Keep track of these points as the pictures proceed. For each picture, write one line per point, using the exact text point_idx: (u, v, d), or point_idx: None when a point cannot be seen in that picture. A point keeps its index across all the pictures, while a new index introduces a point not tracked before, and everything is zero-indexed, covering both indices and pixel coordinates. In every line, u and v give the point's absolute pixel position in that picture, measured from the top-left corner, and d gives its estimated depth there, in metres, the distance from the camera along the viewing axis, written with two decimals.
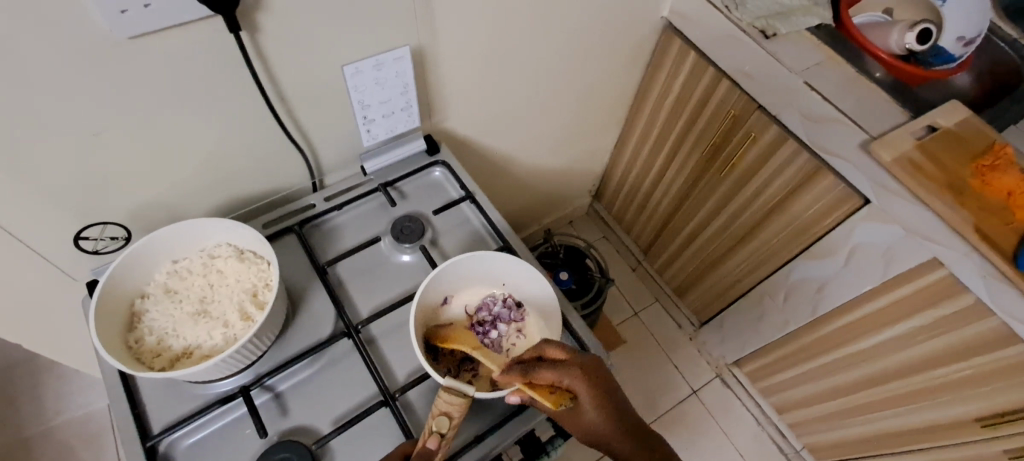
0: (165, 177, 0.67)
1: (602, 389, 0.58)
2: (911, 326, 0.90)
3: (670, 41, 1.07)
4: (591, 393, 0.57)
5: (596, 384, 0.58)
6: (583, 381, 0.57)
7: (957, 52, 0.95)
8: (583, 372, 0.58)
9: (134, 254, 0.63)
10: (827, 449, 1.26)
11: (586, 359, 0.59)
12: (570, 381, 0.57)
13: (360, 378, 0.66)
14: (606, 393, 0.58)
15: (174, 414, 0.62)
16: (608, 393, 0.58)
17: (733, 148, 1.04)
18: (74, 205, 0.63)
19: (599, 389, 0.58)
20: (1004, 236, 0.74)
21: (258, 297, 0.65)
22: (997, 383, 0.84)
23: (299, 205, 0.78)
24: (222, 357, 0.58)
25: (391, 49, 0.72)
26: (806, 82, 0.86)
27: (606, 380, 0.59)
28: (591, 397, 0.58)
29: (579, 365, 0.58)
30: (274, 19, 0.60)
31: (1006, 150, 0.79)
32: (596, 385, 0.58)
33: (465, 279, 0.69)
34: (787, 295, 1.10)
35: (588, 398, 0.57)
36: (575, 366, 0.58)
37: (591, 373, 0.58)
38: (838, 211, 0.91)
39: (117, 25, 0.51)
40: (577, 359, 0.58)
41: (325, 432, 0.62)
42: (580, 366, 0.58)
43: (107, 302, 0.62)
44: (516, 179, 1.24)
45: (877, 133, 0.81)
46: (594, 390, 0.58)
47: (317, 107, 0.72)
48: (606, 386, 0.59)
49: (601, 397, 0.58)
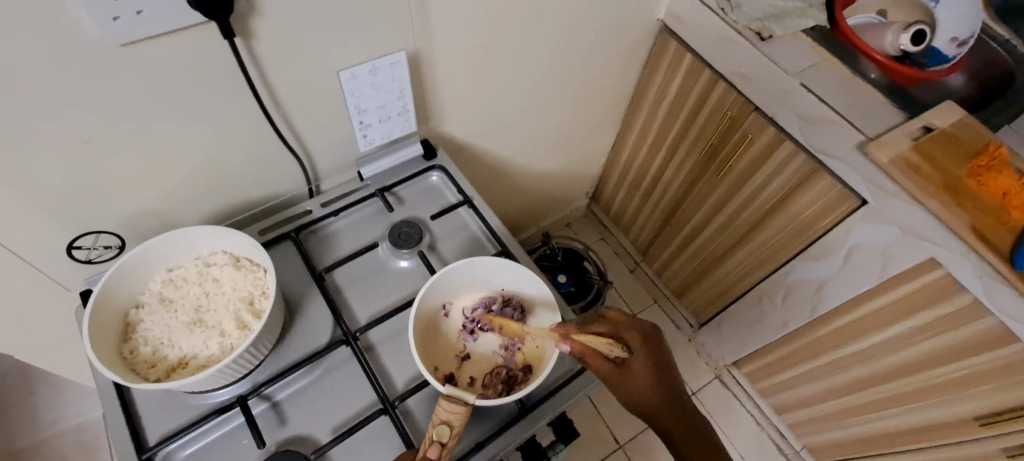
0: (159, 184, 0.66)
1: (652, 353, 0.62)
2: (909, 326, 0.91)
3: (666, 43, 1.07)
4: (641, 354, 0.61)
5: (647, 347, 0.62)
6: (637, 341, 0.61)
7: (951, 53, 0.95)
8: (636, 333, 0.62)
9: (128, 263, 0.62)
10: (826, 449, 1.26)
11: (638, 324, 0.63)
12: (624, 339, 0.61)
13: (358, 386, 0.65)
14: (656, 357, 0.62)
15: (170, 426, 0.61)
16: (657, 359, 0.62)
17: (730, 150, 1.04)
18: (67, 214, 0.62)
19: (647, 351, 0.62)
20: (1001, 237, 0.74)
21: (255, 305, 0.65)
22: (995, 382, 0.85)
23: (295, 212, 0.78)
24: (218, 367, 0.57)
25: (387, 54, 0.71)
26: (802, 84, 0.86)
27: (656, 346, 0.63)
28: (641, 357, 0.61)
29: (632, 326, 0.62)
30: (269, 25, 0.59)
31: (1001, 150, 0.79)
32: (647, 347, 0.62)
33: (464, 286, 0.69)
34: (785, 297, 1.10)
35: (640, 358, 0.61)
36: (628, 327, 0.62)
37: (644, 336, 0.62)
38: (835, 212, 0.91)
39: (108, 32, 0.50)
40: (632, 322, 0.63)
41: (323, 441, 0.61)
42: (633, 327, 0.62)
43: (101, 312, 0.61)
44: (513, 182, 1.23)
45: (873, 134, 0.82)
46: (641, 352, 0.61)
47: (312, 112, 0.71)
48: (655, 352, 0.62)
49: (652, 360, 0.61)
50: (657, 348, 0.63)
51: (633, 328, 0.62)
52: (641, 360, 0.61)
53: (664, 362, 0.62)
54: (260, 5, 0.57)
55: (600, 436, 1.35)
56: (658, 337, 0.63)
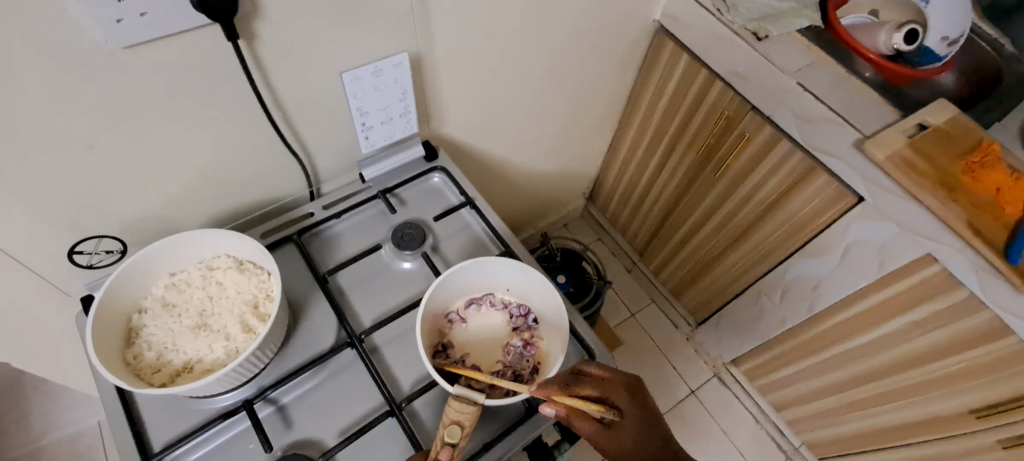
0: (161, 188, 0.65)
1: (639, 410, 0.60)
2: (906, 321, 0.92)
3: (662, 44, 1.07)
4: (629, 413, 0.59)
5: (635, 405, 0.60)
6: (625, 402, 0.59)
7: (942, 51, 0.97)
8: (622, 391, 0.60)
9: (131, 267, 0.62)
10: (825, 445, 1.27)
11: (624, 379, 0.61)
12: (612, 400, 0.59)
13: (364, 388, 0.65)
14: (645, 414, 0.60)
15: (176, 431, 0.60)
16: (645, 417, 0.60)
17: (727, 149, 1.05)
18: (67, 219, 0.61)
19: (634, 410, 0.60)
20: (995, 231, 0.76)
21: (259, 309, 0.64)
22: (991, 375, 0.86)
23: (296, 214, 0.77)
24: (225, 371, 0.56)
25: (389, 56, 0.71)
26: (799, 83, 0.87)
27: (643, 403, 0.61)
28: (628, 417, 0.59)
29: (617, 383, 0.60)
30: (272, 28, 0.59)
31: (994, 146, 0.81)
32: (635, 405, 0.60)
33: (463, 290, 0.69)
34: (783, 294, 1.11)
35: (628, 418, 0.59)
36: (612, 384, 0.60)
37: (630, 393, 0.60)
38: (832, 210, 0.92)
39: (112, 33, 0.50)
40: (617, 379, 0.60)
41: (330, 444, 0.61)
42: (618, 385, 0.60)
43: (104, 317, 0.60)
44: (511, 183, 1.23)
45: (869, 132, 0.83)
46: (629, 411, 0.59)
47: (314, 114, 0.71)
48: (642, 409, 0.60)
49: (642, 421, 0.60)
50: (644, 404, 0.61)
51: (618, 384, 0.60)
52: (629, 420, 0.59)
53: (652, 419, 0.60)
54: (264, 7, 0.57)
55: None
56: (644, 393, 0.61)
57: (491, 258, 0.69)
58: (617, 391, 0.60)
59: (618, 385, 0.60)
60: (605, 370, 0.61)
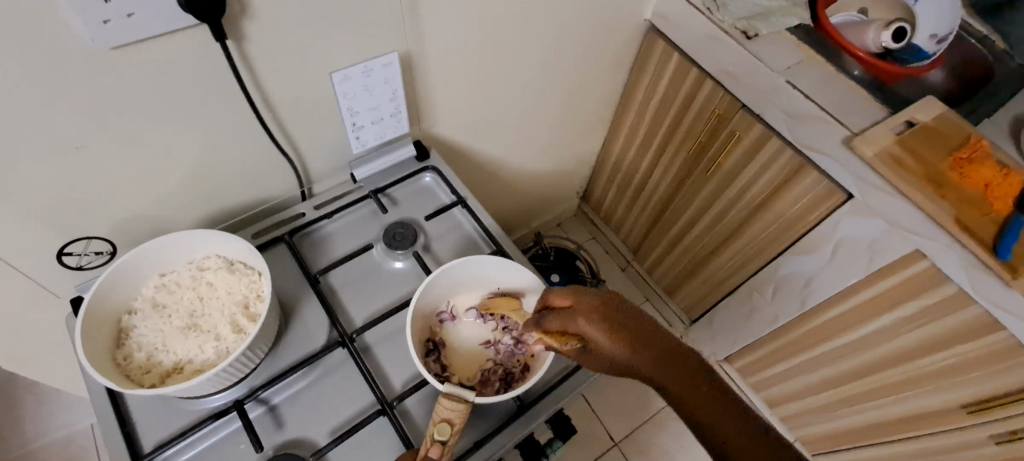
0: (150, 189, 0.65)
1: (618, 326, 0.56)
2: (896, 316, 0.92)
3: (654, 43, 1.08)
4: (604, 332, 0.55)
5: (609, 318, 0.56)
6: (600, 323, 0.56)
7: (931, 49, 0.98)
8: (589, 307, 0.57)
9: (120, 268, 0.62)
10: (818, 441, 1.28)
11: (591, 301, 0.57)
12: (579, 324, 0.56)
13: (356, 387, 0.65)
14: (622, 323, 0.56)
15: (167, 432, 0.60)
16: (624, 326, 0.56)
17: (719, 147, 1.05)
18: (56, 220, 0.61)
19: (608, 324, 0.56)
20: (983, 226, 0.77)
21: (250, 309, 0.64)
22: (981, 370, 0.87)
23: (288, 215, 0.78)
24: (215, 371, 0.56)
25: (379, 55, 0.71)
26: (788, 81, 0.88)
27: (619, 313, 0.57)
28: (605, 334, 0.55)
29: (583, 305, 0.57)
30: (261, 28, 0.59)
31: (982, 143, 0.82)
32: (609, 323, 0.56)
33: (451, 289, 0.69)
34: (775, 291, 1.11)
35: (605, 334, 0.55)
36: (577, 309, 0.57)
37: (601, 313, 0.56)
38: (822, 207, 0.92)
39: (100, 35, 0.50)
40: (585, 303, 0.57)
41: (321, 444, 0.61)
42: (582, 308, 0.57)
43: (93, 319, 0.60)
44: (504, 182, 1.24)
45: (857, 129, 0.83)
46: (605, 326, 0.55)
47: (304, 114, 0.71)
48: (620, 320, 0.56)
49: (623, 338, 0.55)
50: (621, 314, 0.57)
51: (587, 307, 0.57)
52: (605, 336, 0.55)
53: (635, 326, 0.56)
54: (252, 8, 0.57)
55: (595, 433, 1.36)
56: (622, 307, 0.57)
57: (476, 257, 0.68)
58: (582, 309, 0.57)
59: (584, 307, 0.57)
60: (566, 296, 0.59)
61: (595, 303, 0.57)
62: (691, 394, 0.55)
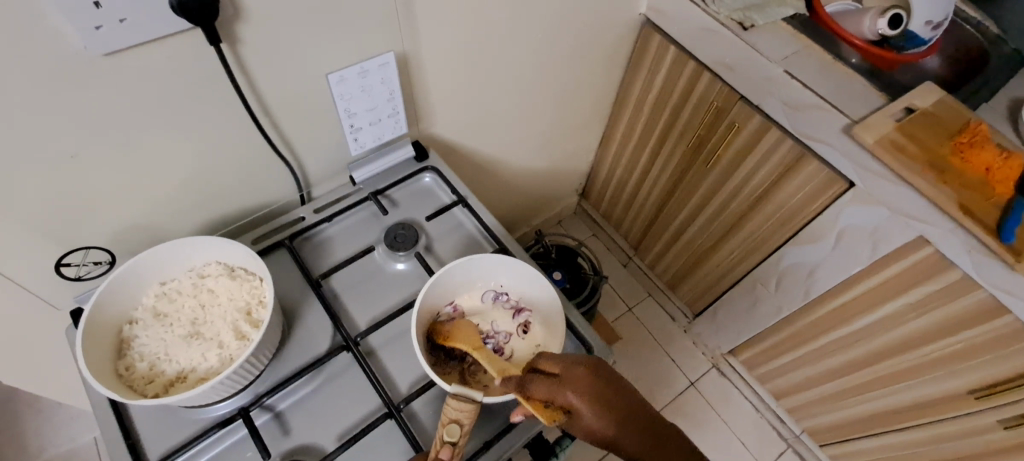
0: (146, 197, 0.65)
1: (601, 402, 0.54)
2: (901, 304, 0.92)
3: (649, 37, 1.08)
4: (588, 406, 0.53)
5: (592, 390, 0.54)
6: (581, 396, 0.53)
7: (925, 36, 0.97)
8: (576, 377, 0.55)
9: (119, 278, 0.61)
10: (825, 431, 1.27)
11: (574, 371, 0.55)
12: (566, 397, 0.54)
13: (362, 391, 0.64)
14: (604, 398, 0.54)
15: (172, 442, 0.60)
16: (611, 398, 0.54)
17: (718, 140, 1.05)
18: (52, 231, 0.60)
19: (595, 393, 0.54)
20: (986, 210, 0.76)
21: (253, 315, 0.64)
22: (988, 355, 0.86)
23: (288, 219, 0.77)
24: (219, 379, 0.56)
25: (374, 56, 0.71)
26: (786, 71, 0.87)
27: (600, 384, 0.55)
28: (590, 404, 0.53)
29: (575, 375, 0.55)
30: (255, 31, 0.58)
31: (982, 127, 0.81)
32: (592, 396, 0.54)
33: (462, 282, 0.68)
34: (779, 282, 1.11)
35: (589, 408, 0.53)
36: (564, 377, 0.55)
37: (585, 386, 0.54)
38: (824, 196, 0.92)
39: (92, 40, 0.49)
40: (566, 372, 0.55)
41: (329, 449, 0.61)
42: (571, 379, 0.54)
43: (94, 330, 0.59)
44: (503, 181, 1.23)
45: (857, 117, 0.83)
46: (590, 399, 0.53)
47: (301, 118, 0.70)
48: (608, 387, 0.55)
49: (603, 414, 0.53)
50: (606, 383, 0.55)
51: (568, 379, 0.55)
52: (590, 408, 0.53)
53: (619, 398, 0.55)
54: (245, 10, 0.56)
55: None
56: (604, 383, 0.55)
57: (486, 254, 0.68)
58: (568, 392, 0.54)
59: (568, 379, 0.55)
60: (559, 364, 0.56)
61: (580, 376, 0.55)
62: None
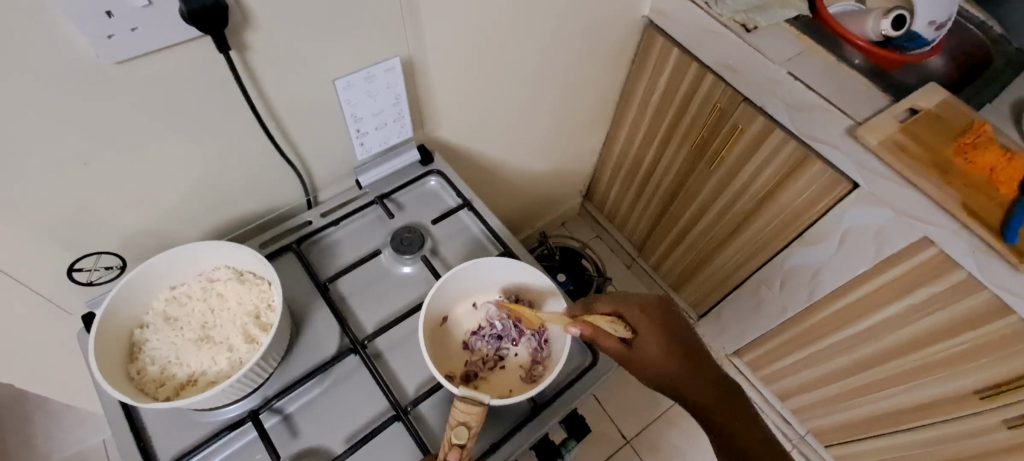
0: (156, 202, 0.65)
1: (660, 329, 0.62)
2: (905, 304, 0.92)
3: (652, 38, 1.08)
4: (647, 329, 0.61)
5: (654, 318, 0.62)
6: (644, 319, 0.62)
7: (929, 36, 0.96)
8: (637, 307, 0.63)
9: (130, 283, 0.62)
10: (830, 431, 1.27)
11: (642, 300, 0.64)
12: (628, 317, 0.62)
13: (369, 394, 0.65)
14: (663, 328, 0.62)
15: (183, 444, 0.60)
16: (669, 329, 0.62)
17: (722, 141, 1.05)
18: (63, 237, 0.61)
19: (657, 322, 0.62)
20: (990, 211, 0.76)
21: (262, 319, 0.64)
22: (993, 355, 0.86)
23: (294, 223, 0.77)
24: (229, 382, 0.56)
25: (380, 61, 0.72)
26: (790, 72, 0.87)
27: (665, 314, 0.63)
28: (654, 333, 0.61)
29: (639, 304, 0.63)
30: (263, 38, 0.59)
31: (985, 127, 0.81)
32: (653, 323, 0.62)
33: (466, 287, 0.69)
34: (783, 282, 1.11)
35: (648, 330, 0.61)
36: (631, 306, 0.63)
37: (649, 313, 0.63)
38: (828, 196, 0.92)
39: (104, 49, 0.50)
40: (633, 300, 0.64)
41: (337, 451, 0.61)
42: (635, 306, 0.63)
43: (106, 334, 0.60)
44: (507, 183, 1.24)
45: (861, 118, 0.83)
46: (652, 330, 0.61)
47: (307, 123, 0.71)
48: (668, 322, 0.62)
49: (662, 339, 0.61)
50: (671, 322, 0.62)
51: (635, 305, 0.63)
52: (651, 338, 0.61)
53: (680, 335, 0.62)
54: (254, 17, 0.57)
55: (608, 431, 1.36)
56: (668, 315, 0.63)
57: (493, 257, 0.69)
58: (634, 313, 0.62)
59: (634, 307, 0.63)
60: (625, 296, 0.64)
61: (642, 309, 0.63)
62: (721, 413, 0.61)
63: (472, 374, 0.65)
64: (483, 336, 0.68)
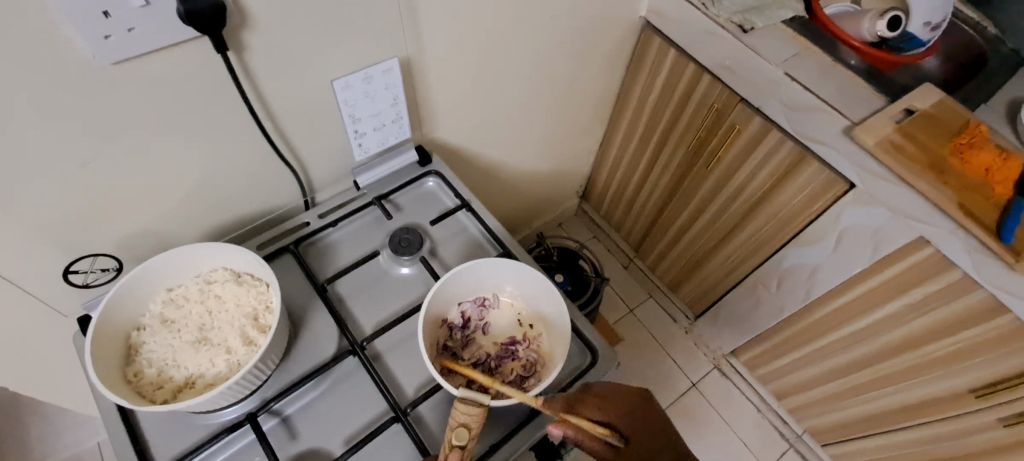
0: (153, 204, 0.65)
1: (641, 427, 0.61)
2: (901, 304, 0.93)
3: (649, 39, 1.08)
4: (630, 429, 0.60)
5: (635, 418, 0.61)
6: (627, 422, 0.60)
7: (925, 37, 0.97)
8: (622, 409, 0.60)
9: (127, 285, 0.61)
10: (828, 431, 1.28)
11: (624, 398, 0.61)
12: (614, 420, 0.59)
13: (368, 396, 0.65)
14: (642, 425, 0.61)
15: (181, 447, 0.60)
16: (648, 426, 0.61)
17: (718, 142, 1.05)
18: (60, 239, 0.60)
19: (638, 421, 0.61)
20: (985, 210, 0.77)
21: (260, 321, 0.64)
22: (988, 354, 0.87)
23: (292, 224, 0.77)
24: (228, 384, 0.56)
25: (379, 62, 0.72)
26: (787, 73, 0.88)
27: (644, 411, 0.62)
28: (635, 433, 0.60)
29: (621, 403, 0.61)
30: (261, 38, 0.59)
31: (981, 127, 0.82)
32: (635, 422, 0.60)
33: (458, 292, 0.68)
34: (780, 282, 1.11)
35: (631, 431, 0.60)
36: (614, 405, 0.60)
37: (632, 413, 0.61)
38: (825, 197, 0.92)
39: (101, 50, 0.49)
40: (616, 399, 0.61)
41: (336, 453, 0.61)
42: (619, 407, 0.60)
43: (103, 337, 0.60)
44: (505, 184, 1.23)
45: (858, 119, 0.83)
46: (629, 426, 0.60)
47: (305, 125, 0.71)
48: (646, 418, 0.62)
49: (643, 436, 0.60)
50: (647, 417, 0.62)
51: (618, 405, 0.61)
52: (634, 436, 0.60)
53: (657, 428, 0.62)
54: (251, 17, 0.56)
55: None
56: (647, 410, 0.62)
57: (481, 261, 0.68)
58: (618, 415, 0.60)
59: (617, 407, 0.60)
60: (607, 390, 0.61)
61: (623, 404, 0.61)
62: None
63: (479, 359, 0.66)
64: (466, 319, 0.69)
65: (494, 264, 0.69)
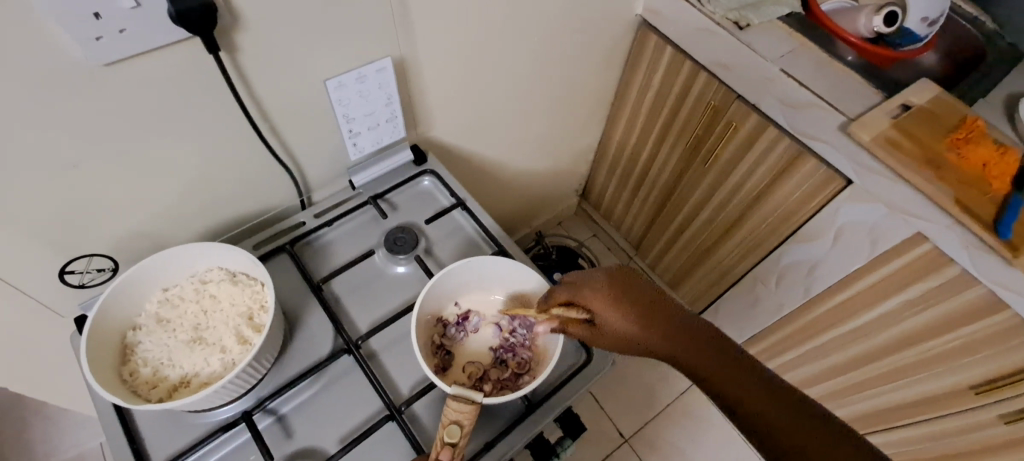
0: (148, 205, 0.66)
1: (621, 301, 0.60)
2: (900, 300, 0.92)
3: (645, 37, 1.08)
4: (608, 305, 0.60)
5: (615, 294, 0.60)
6: (604, 300, 0.60)
7: (922, 32, 0.97)
8: (597, 289, 0.61)
9: (122, 285, 0.62)
10: None
11: (599, 280, 0.62)
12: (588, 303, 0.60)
13: (363, 394, 0.65)
14: (626, 299, 0.60)
15: (176, 446, 0.60)
16: (634, 301, 0.59)
17: (716, 139, 1.05)
18: (55, 240, 0.61)
19: (619, 298, 0.60)
20: (982, 206, 0.76)
21: (255, 320, 0.64)
22: (987, 350, 0.87)
23: (288, 224, 0.77)
24: (222, 383, 0.56)
25: (372, 62, 0.72)
26: (782, 69, 0.87)
27: (626, 286, 0.61)
28: (614, 310, 0.59)
29: (598, 284, 0.61)
30: (253, 39, 0.59)
31: (979, 122, 0.82)
32: (614, 302, 0.60)
33: (446, 292, 0.68)
34: (778, 279, 1.11)
35: (610, 310, 0.59)
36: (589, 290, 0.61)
37: (609, 291, 0.60)
38: (822, 193, 0.92)
39: (92, 51, 0.50)
40: (590, 282, 0.62)
41: (331, 451, 0.61)
42: (593, 289, 0.61)
43: (98, 337, 0.60)
44: (502, 183, 1.23)
45: (853, 115, 0.83)
46: (616, 302, 0.59)
47: (299, 125, 0.71)
48: (631, 293, 0.60)
49: (627, 311, 0.59)
50: (633, 292, 0.60)
51: (593, 287, 0.61)
52: (614, 312, 0.59)
53: (647, 301, 0.59)
54: (243, 18, 0.56)
55: (606, 429, 1.37)
56: (629, 284, 0.61)
57: (463, 262, 0.67)
58: (592, 296, 0.60)
59: (591, 288, 0.61)
60: (577, 278, 0.63)
61: (608, 281, 0.61)
62: (774, 414, 0.51)
63: (479, 374, 0.65)
64: (462, 331, 0.68)
65: (476, 262, 0.68)
